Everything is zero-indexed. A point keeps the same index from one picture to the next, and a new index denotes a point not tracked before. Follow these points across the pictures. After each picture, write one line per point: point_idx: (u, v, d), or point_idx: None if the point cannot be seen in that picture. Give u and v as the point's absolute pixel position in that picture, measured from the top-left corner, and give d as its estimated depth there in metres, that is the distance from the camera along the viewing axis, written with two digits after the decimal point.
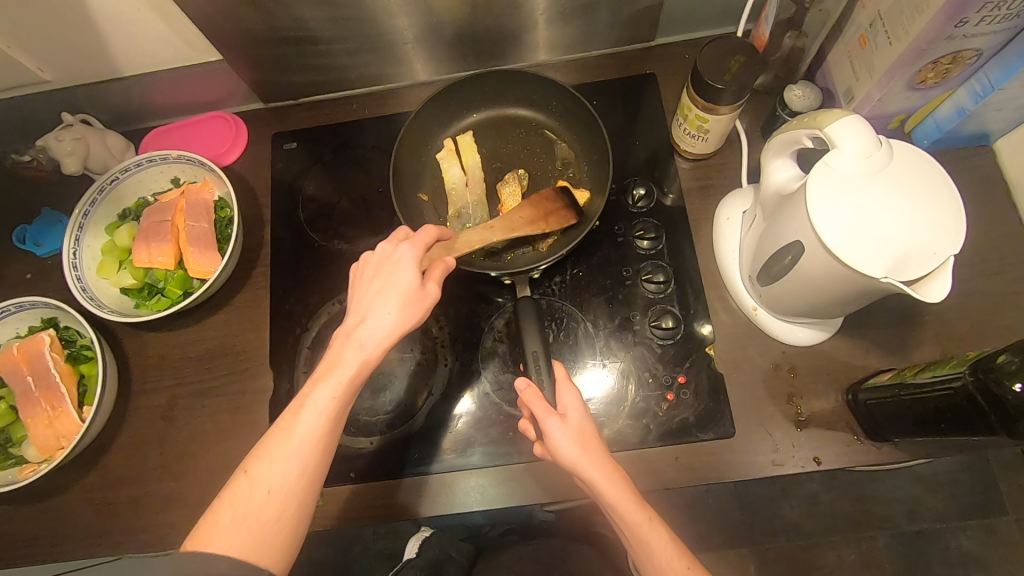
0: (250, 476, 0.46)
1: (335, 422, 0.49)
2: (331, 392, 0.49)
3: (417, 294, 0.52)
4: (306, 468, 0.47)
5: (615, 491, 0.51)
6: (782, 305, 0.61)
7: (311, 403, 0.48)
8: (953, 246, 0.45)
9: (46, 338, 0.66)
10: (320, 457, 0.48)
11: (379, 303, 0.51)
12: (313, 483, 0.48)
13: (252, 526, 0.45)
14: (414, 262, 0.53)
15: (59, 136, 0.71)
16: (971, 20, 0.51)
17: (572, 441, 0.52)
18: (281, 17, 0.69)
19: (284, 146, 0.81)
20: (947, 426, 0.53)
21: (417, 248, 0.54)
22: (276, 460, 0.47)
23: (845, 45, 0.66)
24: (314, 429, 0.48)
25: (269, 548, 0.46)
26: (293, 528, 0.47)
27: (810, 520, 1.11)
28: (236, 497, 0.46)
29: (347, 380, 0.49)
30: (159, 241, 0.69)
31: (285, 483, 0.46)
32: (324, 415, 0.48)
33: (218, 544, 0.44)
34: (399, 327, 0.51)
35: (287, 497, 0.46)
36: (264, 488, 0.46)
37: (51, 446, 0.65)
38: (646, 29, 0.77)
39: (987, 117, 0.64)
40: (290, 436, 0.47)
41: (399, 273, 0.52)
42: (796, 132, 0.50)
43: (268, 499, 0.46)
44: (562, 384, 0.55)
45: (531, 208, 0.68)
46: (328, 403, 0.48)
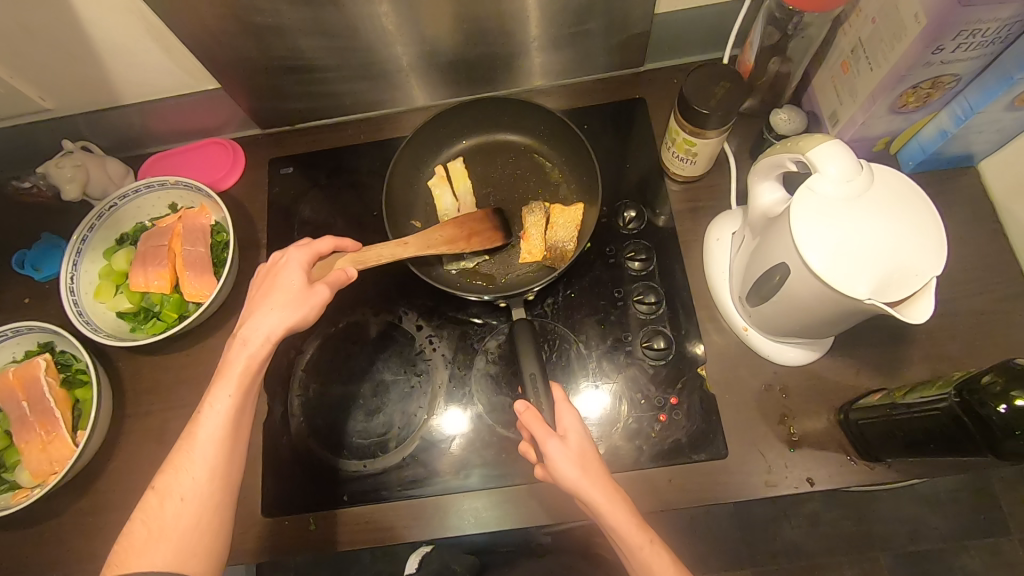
0: (159, 490, 0.49)
1: (236, 420, 0.52)
2: (228, 394, 0.51)
3: (302, 294, 0.55)
4: (214, 470, 0.50)
5: (615, 512, 0.51)
6: (773, 325, 0.61)
7: (210, 409, 0.51)
8: (936, 267, 0.46)
9: (41, 363, 0.67)
10: (227, 458, 0.51)
11: (265, 306, 0.54)
12: (228, 480, 0.51)
13: (172, 534, 0.48)
14: (300, 265, 0.57)
15: (59, 163, 0.73)
16: (947, 47, 0.53)
17: (572, 462, 0.53)
18: (277, 47, 0.71)
19: (281, 171, 0.82)
20: (937, 446, 0.52)
21: (303, 255, 0.57)
22: (182, 469, 0.50)
23: (828, 70, 0.67)
24: (216, 430, 0.51)
25: (195, 554, 0.49)
26: (215, 526, 0.50)
27: (811, 540, 1.10)
28: (149, 512, 0.48)
29: (241, 380, 0.52)
30: (155, 265, 0.70)
31: (198, 487, 0.49)
32: (223, 418, 0.51)
33: (139, 559, 0.47)
34: (286, 326, 0.53)
35: (202, 501, 0.49)
36: (175, 497, 0.49)
37: (45, 470, 0.65)
38: (636, 55, 0.79)
39: (970, 139, 0.65)
40: (193, 444, 0.50)
41: (286, 276, 0.55)
42: (780, 155, 0.51)
43: (181, 507, 0.49)
44: (562, 405, 0.55)
45: (454, 228, 0.68)
46: (225, 406, 0.51)
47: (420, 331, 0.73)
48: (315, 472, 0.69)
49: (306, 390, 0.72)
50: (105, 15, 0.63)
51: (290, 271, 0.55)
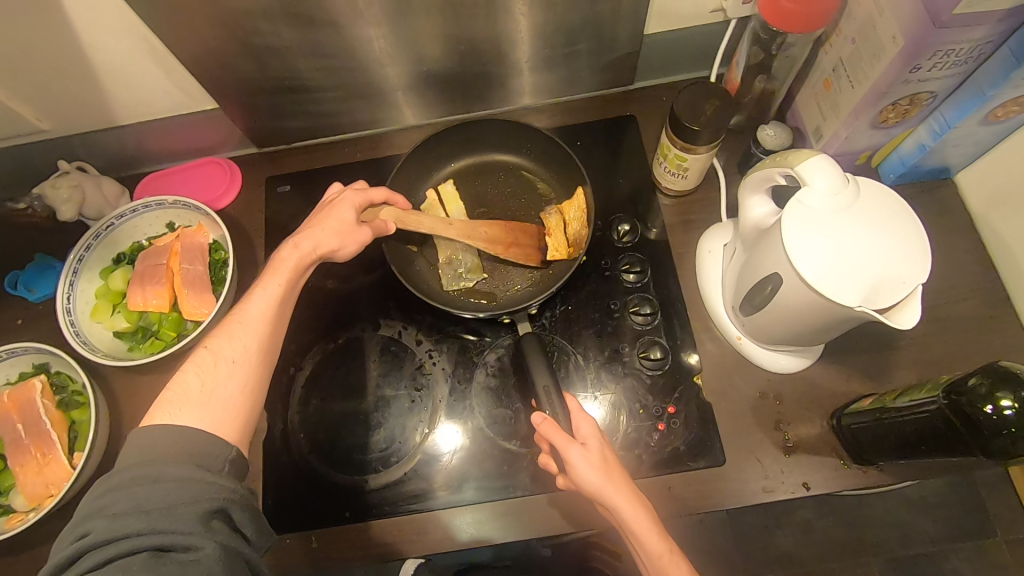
0: (212, 350, 0.51)
1: (283, 309, 0.55)
2: (278, 283, 0.55)
3: (350, 226, 0.62)
4: (261, 342, 0.53)
5: (637, 516, 0.52)
6: (766, 334, 0.63)
7: (261, 291, 0.55)
8: (922, 275, 0.48)
9: (38, 384, 0.66)
10: (274, 335, 0.54)
11: (315, 224, 0.60)
12: (268, 360, 0.53)
13: (220, 395, 0.49)
14: (354, 205, 0.63)
15: (55, 184, 0.73)
16: (924, 66, 0.56)
17: (594, 467, 0.54)
18: (276, 68, 0.72)
19: (279, 190, 0.83)
20: (929, 447, 0.54)
21: (357, 196, 0.63)
22: (235, 336, 0.52)
23: (811, 88, 0.70)
24: (265, 310, 0.54)
25: (237, 418, 0.49)
26: (252, 399, 0.51)
27: (803, 548, 1.12)
28: (202, 367, 0.50)
29: (291, 273, 0.56)
30: (154, 283, 0.70)
31: (247, 355, 0.52)
32: (273, 301, 0.55)
33: (184, 411, 0.47)
34: (331, 242, 0.60)
35: (250, 368, 0.51)
36: (225, 362, 0.50)
37: (41, 493, 0.64)
38: (626, 74, 0.82)
39: (947, 152, 0.68)
40: (243, 319, 0.53)
41: (337, 210, 0.61)
42: (769, 170, 0.54)
43: (232, 369, 0.51)
44: (577, 414, 0.57)
45: (500, 231, 0.72)
46: (275, 290, 0.55)
47: (420, 345, 0.74)
48: (315, 488, 0.69)
49: (306, 407, 0.72)
50: (105, 36, 0.64)
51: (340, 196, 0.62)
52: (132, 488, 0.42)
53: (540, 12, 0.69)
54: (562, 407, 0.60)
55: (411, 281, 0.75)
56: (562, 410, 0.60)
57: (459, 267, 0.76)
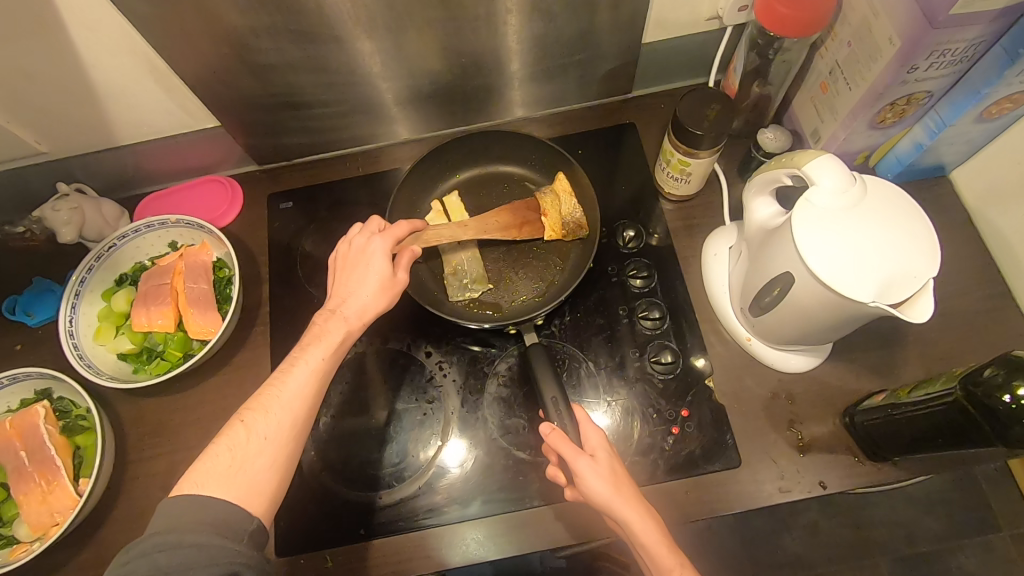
0: (246, 423, 0.49)
1: (322, 381, 0.54)
2: (320, 354, 0.54)
3: (389, 281, 0.59)
4: (297, 418, 0.51)
5: (647, 531, 0.52)
6: (777, 334, 0.63)
7: (303, 362, 0.53)
8: (932, 269, 0.49)
9: (41, 410, 0.65)
10: (310, 410, 0.52)
11: (355, 286, 0.58)
12: (302, 436, 0.51)
13: (248, 471, 0.48)
14: (384, 254, 0.60)
15: (56, 207, 0.72)
16: (920, 67, 0.57)
17: (604, 479, 0.53)
18: (278, 84, 0.72)
19: (281, 206, 0.83)
20: (944, 440, 0.54)
21: (385, 241, 0.61)
22: (272, 411, 0.50)
23: (808, 91, 0.71)
24: (304, 384, 0.52)
25: (262, 493, 0.48)
26: (282, 476, 0.49)
27: (811, 550, 1.12)
28: (234, 441, 0.48)
29: (334, 345, 0.55)
30: (159, 304, 0.69)
31: (281, 431, 0.50)
32: (313, 373, 0.53)
33: (212, 484, 0.46)
34: (368, 306, 0.58)
35: (282, 445, 0.50)
36: (259, 437, 0.49)
37: (45, 522, 0.62)
38: (624, 82, 0.83)
39: (942, 150, 0.69)
40: (281, 392, 0.51)
41: (375, 265, 0.59)
42: (776, 171, 0.55)
43: (264, 445, 0.49)
44: (585, 424, 0.56)
45: (510, 216, 0.75)
46: (318, 362, 0.54)
47: (430, 357, 0.73)
48: (327, 506, 0.68)
49: (316, 424, 0.71)
50: (107, 57, 0.64)
51: (380, 253, 0.60)
52: (152, 554, 0.42)
53: (540, 24, 0.70)
54: (570, 419, 0.60)
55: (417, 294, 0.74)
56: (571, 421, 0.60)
57: (465, 278, 0.75)
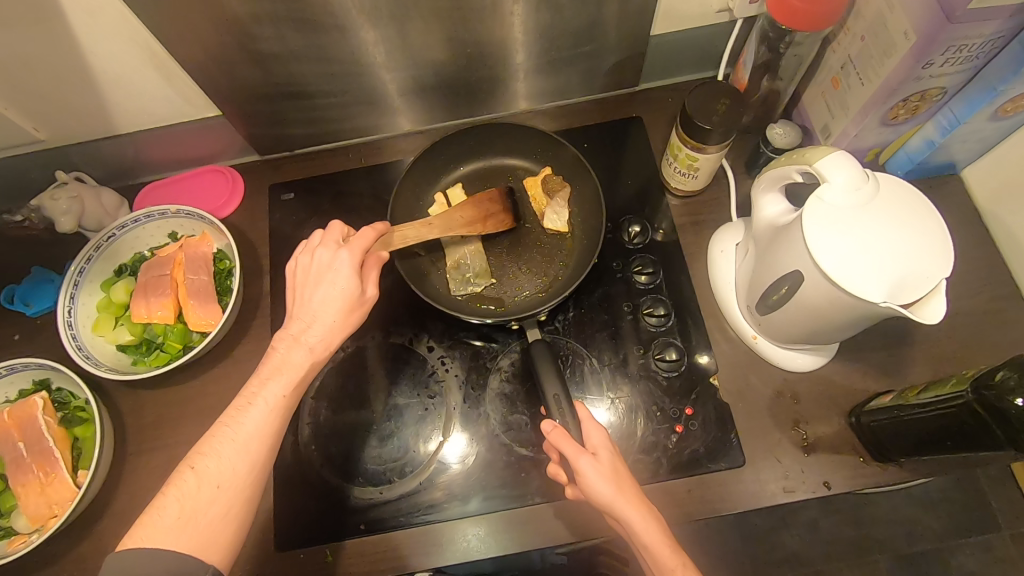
0: (197, 471, 0.48)
1: (281, 418, 0.52)
2: (278, 390, 0.52)
3: (355, 300, 0.57)
4: (254, 461, 0.49)
5: (649, 529, 0.51)
6: (784, 333, 0.63)
7: (260, 400, 0.51)
8: (944, 269, 0.48)
9: (39, 402, 0.64)
10: (270, 450, 0.51)
11: (315, 307, 0.56)
12: (261, 478, 0.50)
13: (199, 522, 0.47)
14: (351, 269, 0.57)
15: (54, 196, 0.71)
16: (936, 62, 0.56)
17: (606, 478, 0.53)
18: (280, 73, 0.71)
19: (282, 197, 0.82)
20: (953, 443, 0.54)
21: (352, 255, 0.58)
22: (226, 453, 0.49)
23: (818, 86, 0.70)
24: (260, 426, 0.50)
25: (217, 541, 0.47)
26: (240, 521, 0.49)
27: (811, 548, 1.11)
28: (184, 492, 0.47)
29: (295, 379, 0.53)
30: (158, 295, 0.68)
31: (235, 477, 0.48)
32: (271, 411, 0.51)
33: (160, 536, 0.45)
34: (333, 326, 0.56)
35: (238, 488, 0.48)
36: (213, 485, 0.48)
37: (44, 514, 0.62)
38: (631, 75, 0.82)
39: (954, 148, 0.68)
40: (236, 433, 0.50)
41: (339, 282, 0.56)
42: (787, 167, 0.54)
43: (217, 492, 0.48)
44: (587, 422, 0.56)
45: (472, 210, 0.72)
46: (277, 399, 0.52)
47: (432, 352, 0.73)
48: (327, 501, 0.67)
49: (317, 417, 0.70)
50: (106, 44, 0.62)
51: (348, 265, 0.57)
52: None
53: (547, 15, 0.69)
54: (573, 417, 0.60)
55: (418, 287, 0.74)
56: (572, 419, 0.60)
57: (467, 272, 0.74)
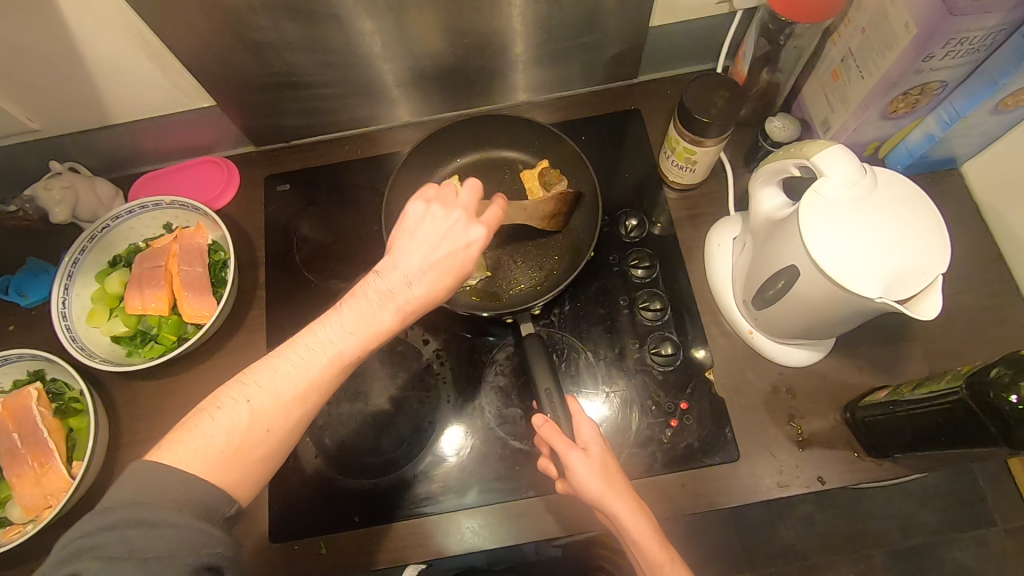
0: (252, 403, 0.42)
1: (348, 369, 0.46)
2: (357, 344, 0.45)
3: (461, 273, 0.49)
4: (309, 408, 0.44)
5: (637, 524, 0.52)
6: (779, 328, 0.62)
7: (335, 344, 0.45)
8: (941, 265, 0.48)
9: (33, 393, 0.64)
10: (326, 399, 0.45)
11: (421, 265, 0.48)
12: (308, 423, 0.44)
13: (238, 457, 0.41)
14: (473, 244, 0.49)
15: (48, 186, 0.70)
16: (936, 55, 0.55)
17: (595, 473, 0.53)
18: (275, 63, 0.70)
19: (278, 188, 0.81)
20: (947, 438, 0.54)
21: (481, 231, 0.50)
22: (283, 397, 0.43)
23: (818, 79, 0.69)
24: (325, 376, 0.44)
25: (245, 480, 0.42)
26: (268, 469, 0.43)
27: (807, 541, 1.12)
28: (231, 418, 0.41)
29: (375, 338, 0.46)
30: (152, 287, 0.68)
31: (284, 422, 0.43)
32: (339, 362, 0.45)
33: (193, 459, 0.40)
34: (429, 297, 0.48)
35: (284, 433, 0.43)
36: (259, 427, 0.42)
37: (39, 505, 0.62)
38: (630, 67, 0.81)
39: (954, 142, 0.67)
40: (301, 377, 0.43)
41: (456, 252, 0.49)
42: (784, 161, 0.53)
43: (263, 433, 0.42)
44: (579, 416, 0.56)
45: (548, 206, 0.71)
46: (352, 352, 0.45)
47: (427, 345, 0.72)
48: (321, 493, 0.67)
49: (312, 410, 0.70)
50: (99, 32, 0.62)
51: (476, 244, 0.49)
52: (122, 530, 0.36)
53: (545, 5, 0.68)
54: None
55: None
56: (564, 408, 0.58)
57: None
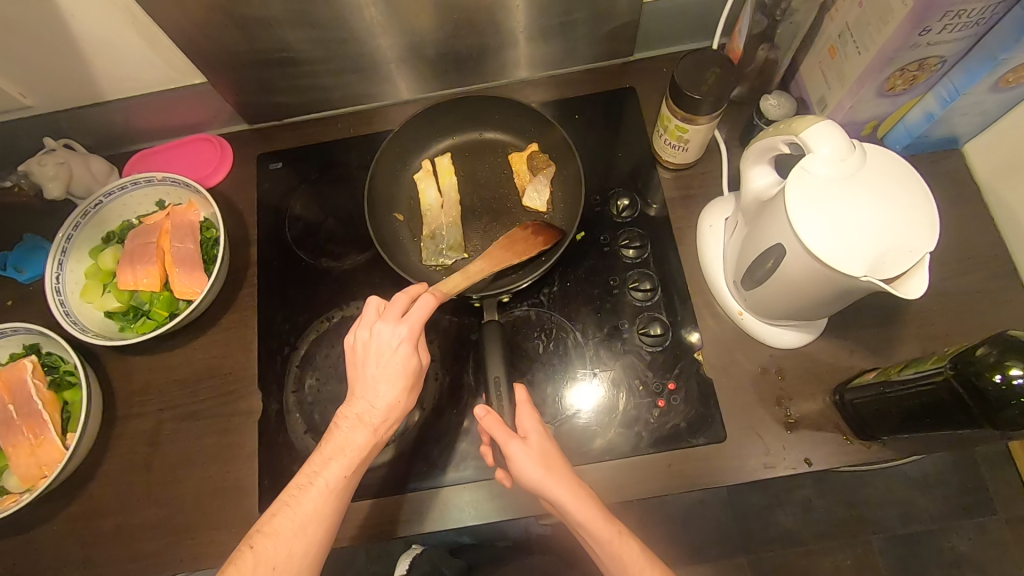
0: (256, 551, 0.47)
1: (341, 497, 0.51)
2: (339, 470, 0.51)
3: (412, 372, 0.53)
4: (312, 541, 0.49)
5: (581, 508, 0.51)
6: (768, 308, 0.62)
7: (319, 481, 0.50)
8: (929, 243, 0.47)
9: (28, 364, 0.65)
10: (329, 531, 0.50)
11: (372, 382, 0.53)
12: (320, 555, 0.49)
13: None
14: (407, 343, 0.53)
15: (41, 161, 0.71)
16: (933, 28, 0.53)
17: (535, 462, 0.53)
18: (264, 39, 0.70)
19: (271, 166, 0.81)
20: (933, 421, 0.53)
21: (410, 327, 0.53)
22: (284, 537, 0.48)
23: (816, 56, 0.68)
24: (317, 507, 0.49)
25: None
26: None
27: (804, 527, 1.11)
28: (242, 572, 0.46)
29: (354, 459, 0.51)
30: (144, 263, 0.68)
31: (290, 558, 0.48)
32: (329, 490, 0.50)
33: None
34: (393, 404, 0.53)
35: (296, 570, 0.48)
36: (268, 567, 0.47)
37: (34, 475, 0.63)
38: (625, 44, 0.79)
39: (954, 121, 0.66)
40: (295, 516, 0.49)
41: (394, 357, 0.53)
42: (773, 138, 0.52)
43: (274, 574, 0.47)
44: (519, 407, 0.56)
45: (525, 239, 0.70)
46: (337, 479, 0.51)
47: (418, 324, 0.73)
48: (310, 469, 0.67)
49: (301, 387, 0.70)
50: (86, 7, 0.62)
51: (405, 340, 0.52)
52: None
53: None
54: (509, 401, 0.61)
55: (393, 254, 0.75)
56: (508, 403, 0.61)
57: (441, 244, 0.74)
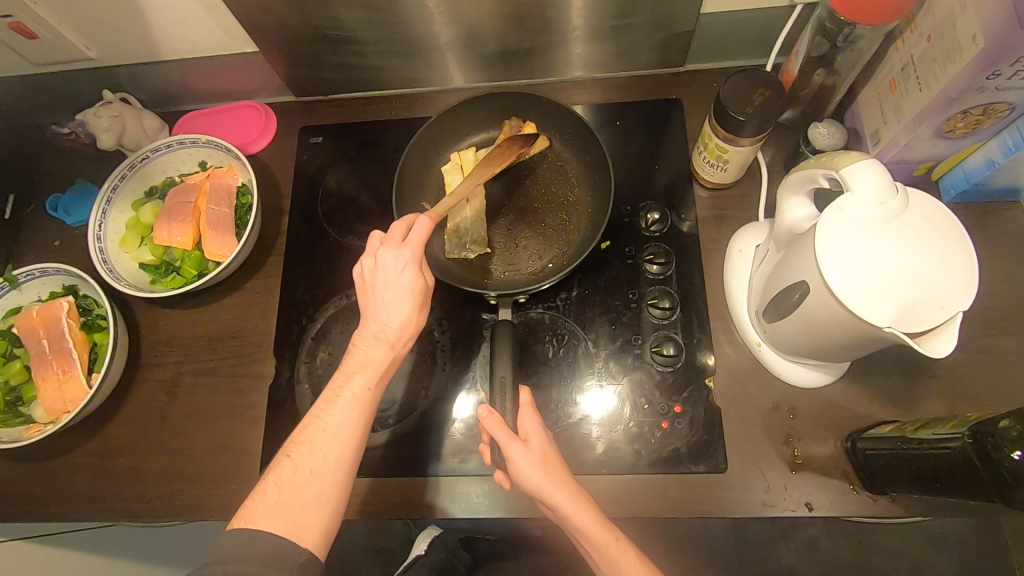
0: (293, 459, 0.49)
1: (368, 410, 0.52)
2: (364, 381, 0.52)
3: (421, 290, 0.56)
4: (345, 450, 0.50)
5: (580, 513, 0.51)
6: (789, 345, 0.60)
7: (346, 393, 0.52)
8: (965, 301, 0.44)
9: (64, 304, 0.69)
10: (360, 441, 0.51)
11: (382, 301, 0.55)
12: (351, 466, 0.50)
13: (296, 504, 0.47)
14: (410, 263, 0.55)
15: (97, 112, 0.74)
16: (1003, 73, 0.50)
17: (534, 464, 0.53)
18: (317, 15, 0.71)
19: (311, 140, 0.83)
20: (943, 485, 0.51)
21: (411, 248, 0.55)
22: (317, 444, 0.50)
23: (875, 86, 0.64)
24: (346, 418, 0.51)
25: (311, 530, 0.47)
26: (336, 505, 0.49)
27: (805, 566, 1.09)
28: (281, 477, 0.48)
29: (378, 370, 0.53)
30: (180, 220, 0.71)
31: (323, 465, 0.49)
32: (358, 399, 0.52)
33: (262, 517, 0.46)
34: (406, 322, 0.55)
35: (332, 477, 0.49)
36: (305, 470, 0.48)
37: (58, 408, 0.67)
38: (677, 54, 0.77)
39: (1018, 171, 0.62)
40: (326, 426, 0.50)
41: (400, 277, 0.55)
42: (813, 171, 0.50)
43: (311, 478, 0.48)
44: (522, 412, 0.56)
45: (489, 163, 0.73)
46: (363, 391, 0.52)
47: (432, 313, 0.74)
48: None
49: (313, 358, 0.72)
50: None
51: (409, 262, 0.55)
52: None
53: None
54: (512, 403, 0.61)
55: None
56: (512, 404, 0.60)
57: (465, 238, 0.73)
